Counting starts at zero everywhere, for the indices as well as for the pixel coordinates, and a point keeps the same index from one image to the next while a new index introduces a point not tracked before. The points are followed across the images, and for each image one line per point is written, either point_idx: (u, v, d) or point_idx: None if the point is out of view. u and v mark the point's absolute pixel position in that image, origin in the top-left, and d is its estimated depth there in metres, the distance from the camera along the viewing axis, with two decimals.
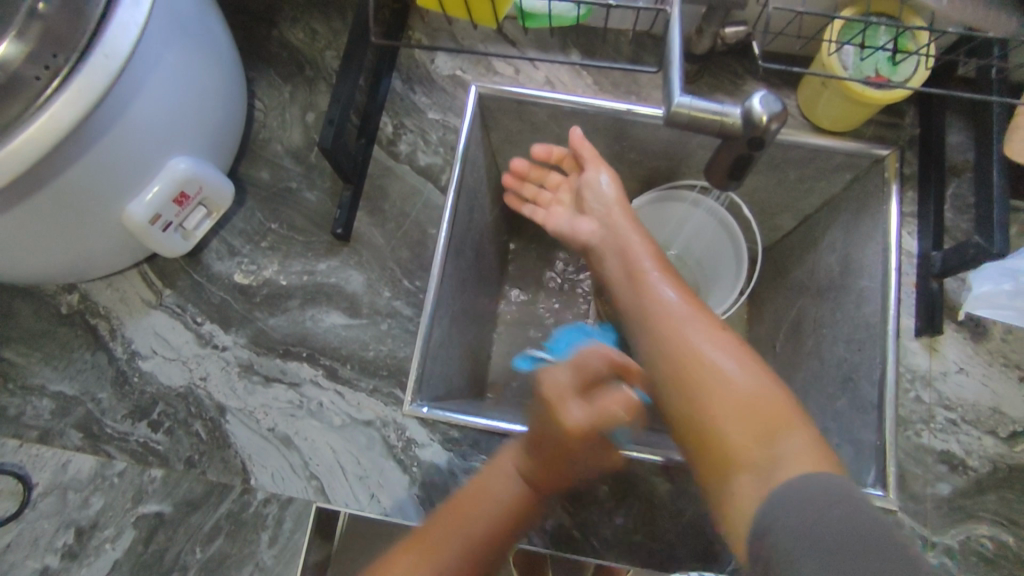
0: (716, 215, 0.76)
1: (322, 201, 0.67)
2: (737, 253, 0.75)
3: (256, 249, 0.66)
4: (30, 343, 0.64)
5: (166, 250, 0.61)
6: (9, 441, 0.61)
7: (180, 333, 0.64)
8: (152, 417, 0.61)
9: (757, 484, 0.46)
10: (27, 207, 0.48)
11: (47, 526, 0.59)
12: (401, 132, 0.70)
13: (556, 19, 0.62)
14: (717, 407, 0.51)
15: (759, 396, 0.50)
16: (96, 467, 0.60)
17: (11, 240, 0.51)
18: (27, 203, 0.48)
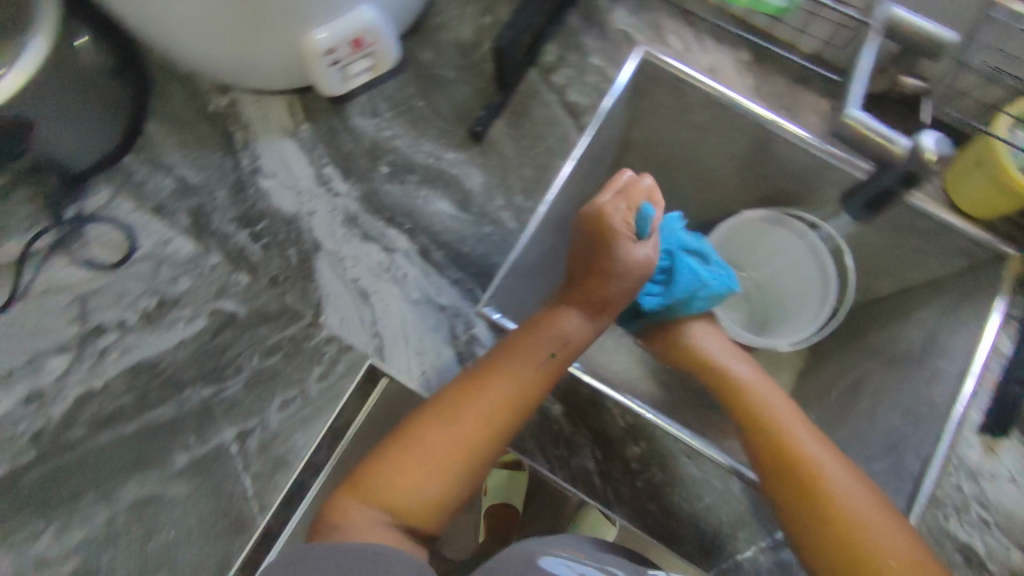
0: (818, 254, 0.76)
1: (470, 99, 0.70)
2: (825, 299, 0.75)
3: (395, 118, 0.69)
4: (173, 127, 0.69)
5: (323, 84, 0.64)
6: (129, 202, 0.67)
7: (305, 166, 0.68)
8: (255, 228, 0.66)
9: None
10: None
11: (134, 287, 0.64)
12: (562, 63, 0.71)
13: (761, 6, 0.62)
14: (849, 524, 0.48)
15: (885, 513, 0.48)
16: (193, 253, 0.65)
17: (208, 19, 0.54)
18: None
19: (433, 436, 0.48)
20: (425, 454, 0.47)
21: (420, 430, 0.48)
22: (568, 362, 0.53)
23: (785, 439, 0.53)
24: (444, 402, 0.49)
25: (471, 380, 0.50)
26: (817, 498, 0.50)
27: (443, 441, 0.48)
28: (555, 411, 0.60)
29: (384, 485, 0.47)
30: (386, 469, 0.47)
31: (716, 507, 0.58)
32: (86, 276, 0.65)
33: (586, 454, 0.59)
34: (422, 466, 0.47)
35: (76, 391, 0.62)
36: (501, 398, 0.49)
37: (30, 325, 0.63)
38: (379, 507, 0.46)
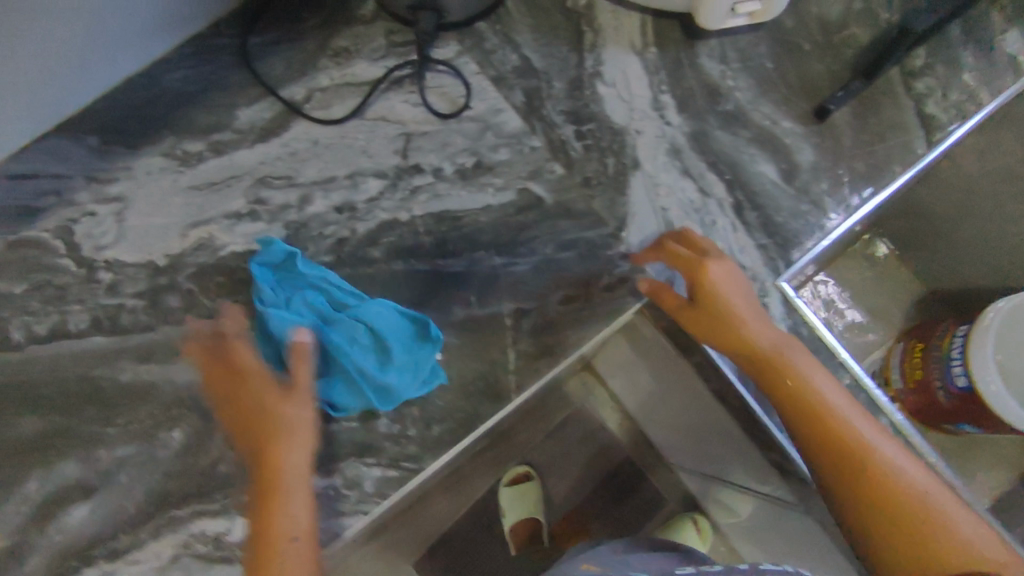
0: None
1: (819, 77, 0.70)
2: None
3: (742, 71, 0.70)
4: (530, 10, 0.71)
5: (704, 17, 0.67)
6: (474, 64, 0.70)
7: (643, 87, 0.69)
8: (581, 128, 0.67)
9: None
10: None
11: (458, 142, 0.67)
12: (927, 73, 0.69)
13: None
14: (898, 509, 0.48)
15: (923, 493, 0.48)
16: (519, 130, 0.68)
17: None
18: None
19: (267, 461, 0.55)
20: (271, 396, 0.56)
21: (264, 462, 0.55)
22: (263, 416, 0.56)
23: (836, 425, 0.51)
24: (263, 453, 0.55)
25: (271, 481, 0.54)
26: (894, 501, 0.48)
27: (293, 446, 0.55)
28: None
29: (269, 535, 0.52)
30: (302, 540, 0.52)
31: None
32: (420, 116, 0.68)
33: None
34: (264, 480, 0.54)
35: (384, 215, 0.65)
36: (862, 415, 0.52)
37: (360, 143, 0.67)
38: (291, 435, 0.55)
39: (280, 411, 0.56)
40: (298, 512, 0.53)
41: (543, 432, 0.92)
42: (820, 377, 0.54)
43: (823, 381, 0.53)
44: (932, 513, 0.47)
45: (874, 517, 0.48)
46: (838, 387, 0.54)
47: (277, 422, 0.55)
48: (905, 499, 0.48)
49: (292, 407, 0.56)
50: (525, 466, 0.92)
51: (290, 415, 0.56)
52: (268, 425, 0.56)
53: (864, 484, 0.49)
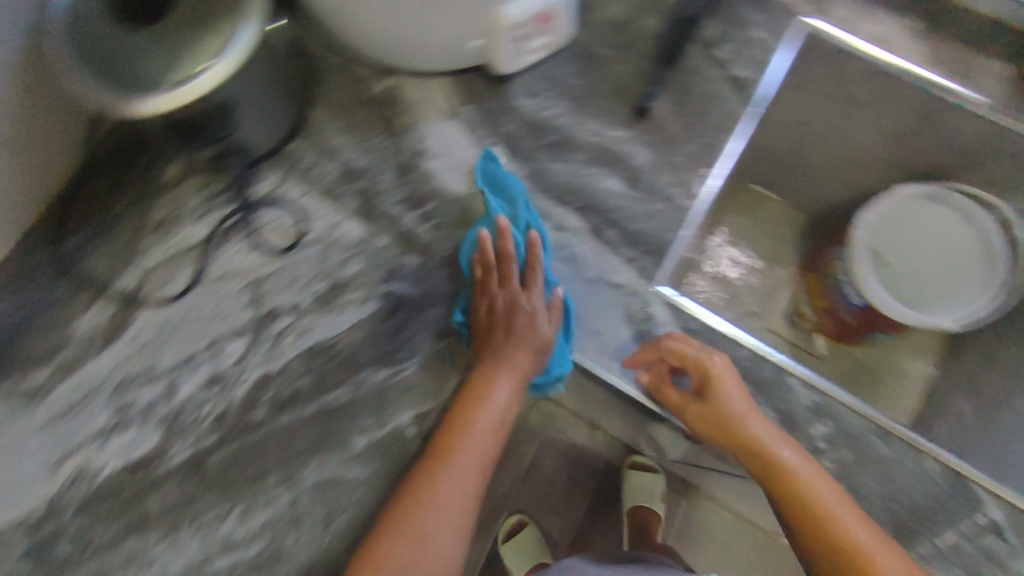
0: (983, 233, 0.74)
1: (630, 75, 0.68)
2: (992, 278, 0.74)
3: (557, 96, 0.68)
4: (333, 113, 0.69)
5: (499, 60, 0.62)
6: (296, 188, 0.67)
7: (468, 147, 0.67)
8: (424, 211, 0.65)
9: None
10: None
11: (306, 270, 0.65)
12: (725, 39, 0.70)
13: None
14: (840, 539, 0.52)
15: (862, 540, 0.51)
16: (362, 237, 0.65)
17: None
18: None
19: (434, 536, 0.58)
20: (527, 312, 0.62)
21: (431, 532, 0.58)
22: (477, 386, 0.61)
23: (788, 474, 0.54)
24: (453, 439, 0.59)
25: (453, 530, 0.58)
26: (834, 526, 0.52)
27: (481, 416, 0.60)
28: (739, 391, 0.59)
29: (420, 494, 0.58)
30: (424, 537, 0.57)
31: (910, 488, 0.57)
32: (259, 260, 0.65)
33: None
34: (463, 441, 0.59)
35: (256, 373, 0.62)
36: (823, 483, 0.54)
37: (209, 310, 0.64)
38: (485, 407, 0.60)
39: (506, 321, 0.62)
40: (449, 479, 0.59)
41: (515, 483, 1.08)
42: (787, 450, 0.55)
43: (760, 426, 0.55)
44: (878, 567, 0.51)
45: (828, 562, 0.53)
46: (806, 457, 0.55)
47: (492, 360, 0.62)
48: (857, 550, 0.51)
49: (506, 363, 0.62)
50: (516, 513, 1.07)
51: (496, 388, 0.61)
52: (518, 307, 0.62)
53: (821, 536, 0.53)
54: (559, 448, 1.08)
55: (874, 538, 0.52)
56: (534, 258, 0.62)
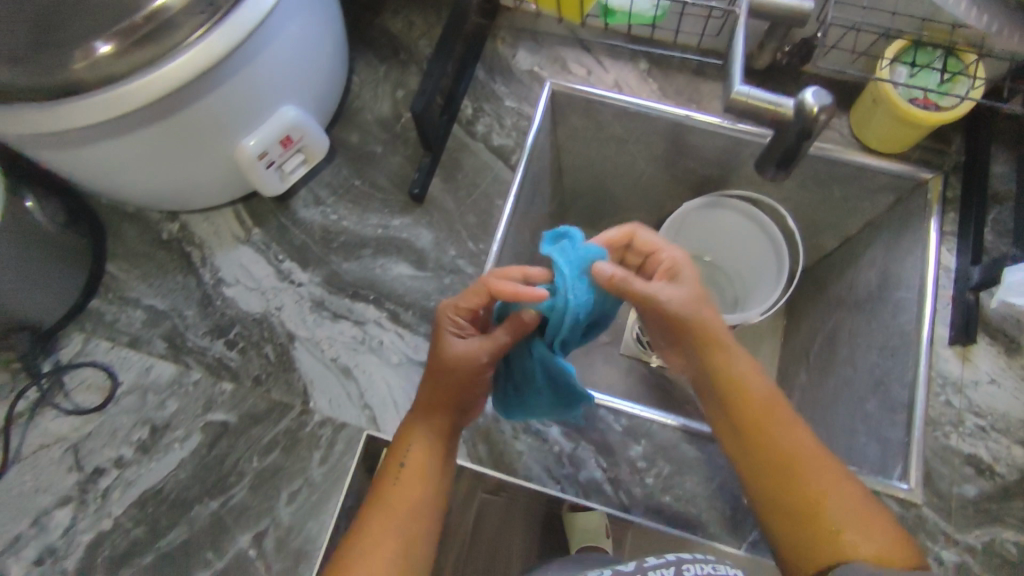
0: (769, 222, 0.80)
1: (402, 165, 0.74)
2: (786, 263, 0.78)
3: (338, 201, 0.73)
4: (130, 263, 0.72)
5: (265, 187, 0.67)
6: (102, 341, 0.68)
7: (263, 267, 0.71)
8: (228, 336, 0.68)
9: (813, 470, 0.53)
10: (158, 131, 0.57)
11: (125, 421, 0.66)
12: (479, 114, 0.76)
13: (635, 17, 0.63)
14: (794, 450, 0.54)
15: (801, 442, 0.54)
16: (174, 374, 0.67)
17: (158, 157, 0.61)
18: (162, 124, 0.56)
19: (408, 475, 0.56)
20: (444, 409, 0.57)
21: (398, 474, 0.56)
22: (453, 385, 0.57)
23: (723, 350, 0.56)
24: (389, 458, 0.57)
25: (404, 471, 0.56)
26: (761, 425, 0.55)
27: (415, 457, 0.56)
28: (554, 432, 0.63)
29: (376, 533, 0.53)
30: (385, 552, 0.52)
31: (729, 481, 0.61)
32: (75, 423, 0.66)
33: (592, 465, 0.62)
34: (410, 488, 0.55)
35: (86, 536, 0.62)
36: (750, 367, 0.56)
37: (30, 484, 0.63)
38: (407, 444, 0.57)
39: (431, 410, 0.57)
40: (388, 517, 0.54)
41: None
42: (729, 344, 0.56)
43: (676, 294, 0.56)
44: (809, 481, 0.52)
45: (735, 442, 0.55)
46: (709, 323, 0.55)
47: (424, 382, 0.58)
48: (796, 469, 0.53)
49: (430, 428, 0.57)
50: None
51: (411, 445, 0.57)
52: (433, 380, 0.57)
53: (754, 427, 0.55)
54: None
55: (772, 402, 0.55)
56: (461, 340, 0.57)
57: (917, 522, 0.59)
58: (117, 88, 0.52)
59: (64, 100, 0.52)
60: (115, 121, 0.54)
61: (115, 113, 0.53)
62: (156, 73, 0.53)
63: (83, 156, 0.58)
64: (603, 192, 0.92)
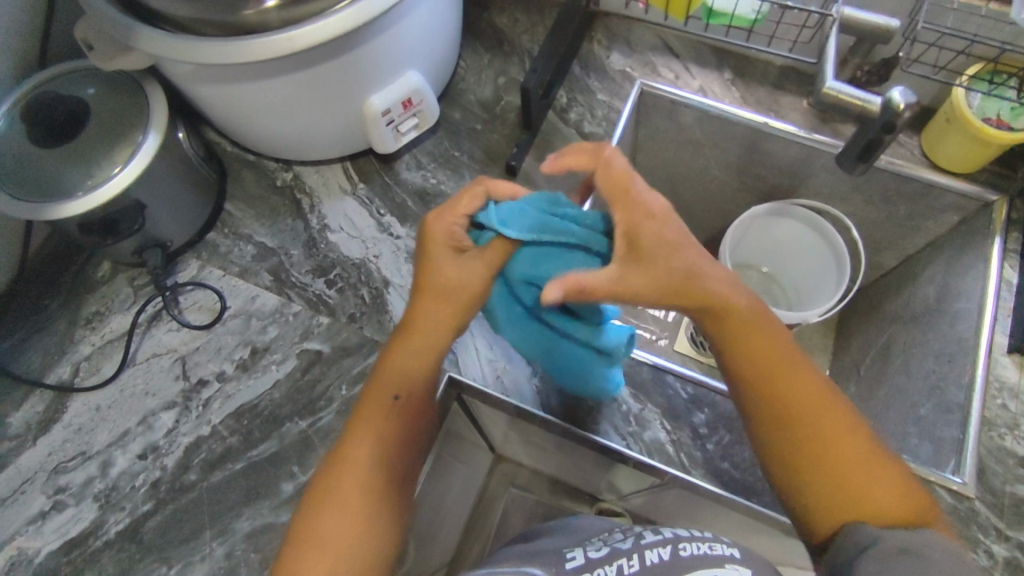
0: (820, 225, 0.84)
1: (500, 143, 0.81)
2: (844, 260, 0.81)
3: (438, 168, 0.80)
4: (247, 204, 0.79)
5: (379, 142, 0.76)
6: (216, 270, 0.76)
7: (365, 218, 0.77)
8: (329, 276, 0.75)
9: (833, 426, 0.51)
10: (295, 78, 0.64)
11: (229, 341, 0.72)
12: (573, 105, 0.83)
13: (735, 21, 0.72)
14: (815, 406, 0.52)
15: (815, 393, 0.53)
16: (277, 304, 0.73)
17: (296, 101, 0.68)
18: (301, 72, 0.63)
19: (383, 396, 0.56)
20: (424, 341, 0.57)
21: (371, 405, 0.56)
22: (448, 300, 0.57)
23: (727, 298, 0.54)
24: (377, 387, 0.56)
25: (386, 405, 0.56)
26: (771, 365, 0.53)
27: (404, 388, 0.56)
28: (624, 393, 0.67)
29: (345, 471, 0.53)
30: (363, 500, 0.52)
31: None
32: (185, 337, 0.72)
33: (657, 427, 0.66)
34: (393, 423, 0.55)
35: (185, 439, 0.67)
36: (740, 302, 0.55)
37: (141, 386, 0.70)
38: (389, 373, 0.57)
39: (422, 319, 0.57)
40: (364, 446, 0.54)
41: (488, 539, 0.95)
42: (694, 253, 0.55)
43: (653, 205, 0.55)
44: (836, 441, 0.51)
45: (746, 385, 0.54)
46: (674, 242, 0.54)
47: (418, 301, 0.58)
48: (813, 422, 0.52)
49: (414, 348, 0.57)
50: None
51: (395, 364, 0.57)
52: (439, 303, 0.57)
53: (781, 366, 0.54)
54: (525, 504, 0.95)
55: (787, 348, 0.55)
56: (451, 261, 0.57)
57: (969, 514, 0.61)
58: (273, 35, 0.58)
59: (233, 37, 0.59)
60: (265, 63, 0.61)
61: (268, 55, 0.59)
62: (315, 25, 0.58)
63: (230, 89, 0.65)
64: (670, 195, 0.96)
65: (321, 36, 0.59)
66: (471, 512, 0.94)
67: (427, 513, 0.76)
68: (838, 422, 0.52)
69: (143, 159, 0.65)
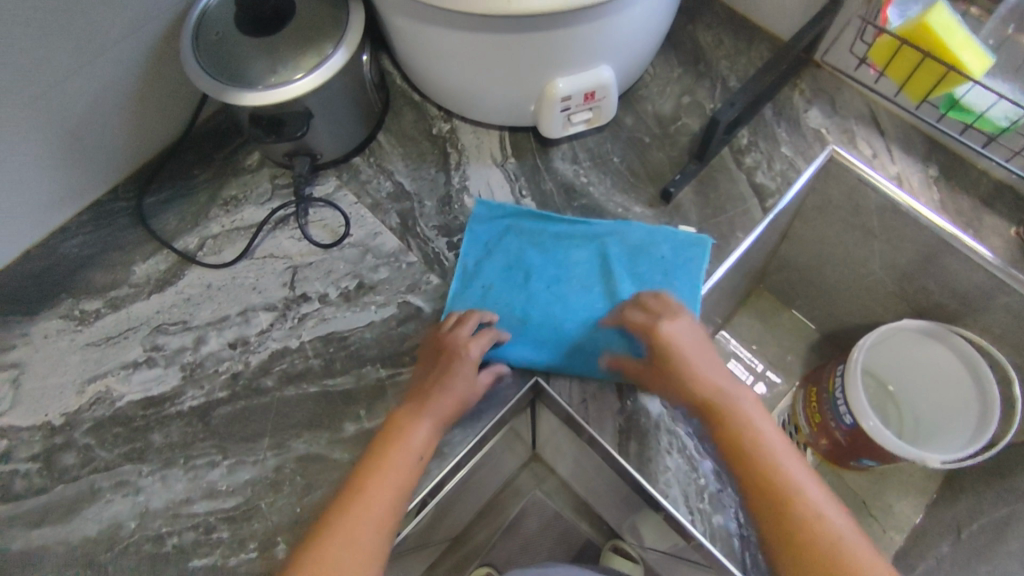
0: (971, 361, 0.73)
1: (663, 164, 0.76)
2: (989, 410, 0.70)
3: (592, 168, 0.76)
4: (398, 141, 0.80)
5: (546, 125, 0.73)
6: (350, 195, 0.77)
7: (505, 193, 0.75)
8: (452, 238, 0.73)
9: (842, 546, 0.49)
10: (496, 40, 0.62)
11: (341, 267, 0.73)
12: (752, 148, 0.77)
13: (981, 122, 0.65)
14: (813, 523, 0.50)
15: (809, 506, 0.51)
16: (396, 249, 0.73)
17: (482, 63, 0.66)
18: (502, 37, 0.61)
19: (371, 500, 0.53)
20: (398, 473, 0.54)
21: (363, 499, 0.53)
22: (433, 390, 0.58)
23: (742, 419, 0.55)
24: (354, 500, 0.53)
25: (364, 508, 0.52)
26: (776, 486, 0.52)
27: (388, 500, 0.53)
28: (707, 466, 0.61)
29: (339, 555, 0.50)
30: None
31: None
32: (304, 249, 0.74)
33: (729, 514, 0.60)
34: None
35: (274, 345, 0.69)
36: (758, 413, 0.56)
37: (250, 280, 0.73)
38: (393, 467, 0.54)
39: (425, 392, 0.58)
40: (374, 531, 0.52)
41: (498, 538, 0.93)
42: (736, 393, 0.57)
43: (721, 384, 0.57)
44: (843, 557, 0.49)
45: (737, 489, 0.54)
46: (750, 400, 0.57)
47: (413, 408, 0.57)
48: (814, 532, 0.50)
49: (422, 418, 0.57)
50: (485, 565, 0.90)
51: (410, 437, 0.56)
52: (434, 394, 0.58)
53: (792, 486, 0.52)
54: (547, 513, 0.93)
55: (760, 423, 0.55)
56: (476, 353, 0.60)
57: None
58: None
59: None
60: (472, 17, 0.59)
61: (480, 12, 0.57)
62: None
63: (427, 32, 0.64)
64: (813, 274, 0.88)
65: (538, 7, 0.56)
66: (494, 507, 0.93)
67: (460, 499, 0.75)
68: (844, 543, 0.49)
69: (324, 73, 0.65)
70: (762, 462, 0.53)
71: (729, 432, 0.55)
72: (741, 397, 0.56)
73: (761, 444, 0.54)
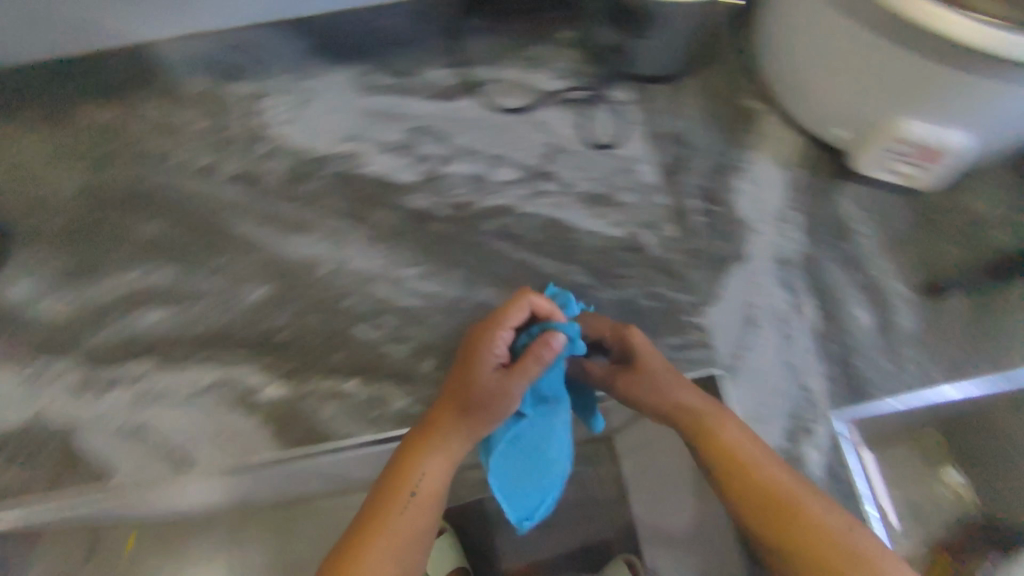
0: None
1: (952, 260, 0.69)
2: None
3: (876, 222, 0.71)
4: (707, 91, 0.77)
5: (859, 154, 0.68)
6: (637, 116, 0.76)
7: (779, 196, 0.72)
8: (707, 206, 0.71)
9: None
10: (888, 49, 0.56)
11: (595, 171, 0.73)
12: None
13: None
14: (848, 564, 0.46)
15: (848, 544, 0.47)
16: (652, 184, 0.72)
17: (839, 60, 0.62)
18: (881, 44, 0.56)
19: (404, 524, 0.48)
20: (411, 498, 0.49)
21: (393, 524, 0.48)
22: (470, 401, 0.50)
23: (742, 460, 0.52)
24: (385, 510, 0.48)
25: (393, 530, 0.48)
26: (802, 532, 0.48)
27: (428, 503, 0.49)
28: None
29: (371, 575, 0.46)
30: None
31: None
32: (572, 137, 0.74)
33: None
34: None
35: (506, 201, 0.71)
36: (761, 452, 0.52)
37: (514, 137, 0.75)
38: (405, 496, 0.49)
39: (442, 424, 0.51)
40: (408, 533, 0.48)
41: None
42: (732, 428, 0.53)
43: (721, 422, 0.54)
44: None
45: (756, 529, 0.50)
46: (751, 439, 0.53)
47: (419, 447, 0.51)
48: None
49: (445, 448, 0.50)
50: None
51: (421, 470, 0.50)
52: (456, 414, 0.51)
53: (823, 530, 0.48)
54: None
55: (770, 465, 0.52)
56: (497, 373, 0.50)
57: None
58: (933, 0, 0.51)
59: None
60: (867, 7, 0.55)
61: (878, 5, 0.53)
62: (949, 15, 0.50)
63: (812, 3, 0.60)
64: None
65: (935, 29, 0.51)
66: None
67: None
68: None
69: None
70: (779, 504, 0.50)
71: (732, 473, 0.52)
72: (754, 443, 0.53)
73: (777, 486, 0.50)
